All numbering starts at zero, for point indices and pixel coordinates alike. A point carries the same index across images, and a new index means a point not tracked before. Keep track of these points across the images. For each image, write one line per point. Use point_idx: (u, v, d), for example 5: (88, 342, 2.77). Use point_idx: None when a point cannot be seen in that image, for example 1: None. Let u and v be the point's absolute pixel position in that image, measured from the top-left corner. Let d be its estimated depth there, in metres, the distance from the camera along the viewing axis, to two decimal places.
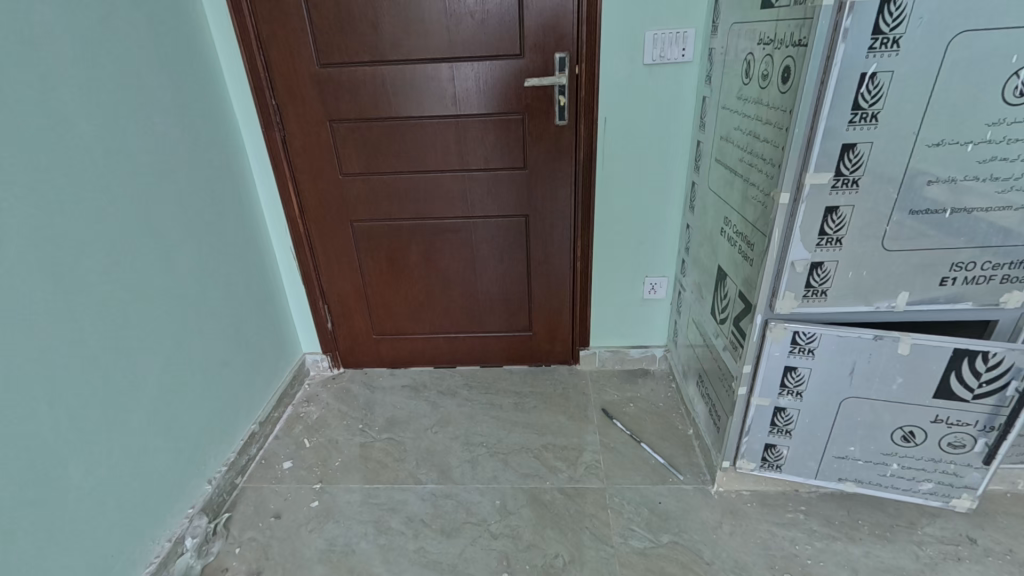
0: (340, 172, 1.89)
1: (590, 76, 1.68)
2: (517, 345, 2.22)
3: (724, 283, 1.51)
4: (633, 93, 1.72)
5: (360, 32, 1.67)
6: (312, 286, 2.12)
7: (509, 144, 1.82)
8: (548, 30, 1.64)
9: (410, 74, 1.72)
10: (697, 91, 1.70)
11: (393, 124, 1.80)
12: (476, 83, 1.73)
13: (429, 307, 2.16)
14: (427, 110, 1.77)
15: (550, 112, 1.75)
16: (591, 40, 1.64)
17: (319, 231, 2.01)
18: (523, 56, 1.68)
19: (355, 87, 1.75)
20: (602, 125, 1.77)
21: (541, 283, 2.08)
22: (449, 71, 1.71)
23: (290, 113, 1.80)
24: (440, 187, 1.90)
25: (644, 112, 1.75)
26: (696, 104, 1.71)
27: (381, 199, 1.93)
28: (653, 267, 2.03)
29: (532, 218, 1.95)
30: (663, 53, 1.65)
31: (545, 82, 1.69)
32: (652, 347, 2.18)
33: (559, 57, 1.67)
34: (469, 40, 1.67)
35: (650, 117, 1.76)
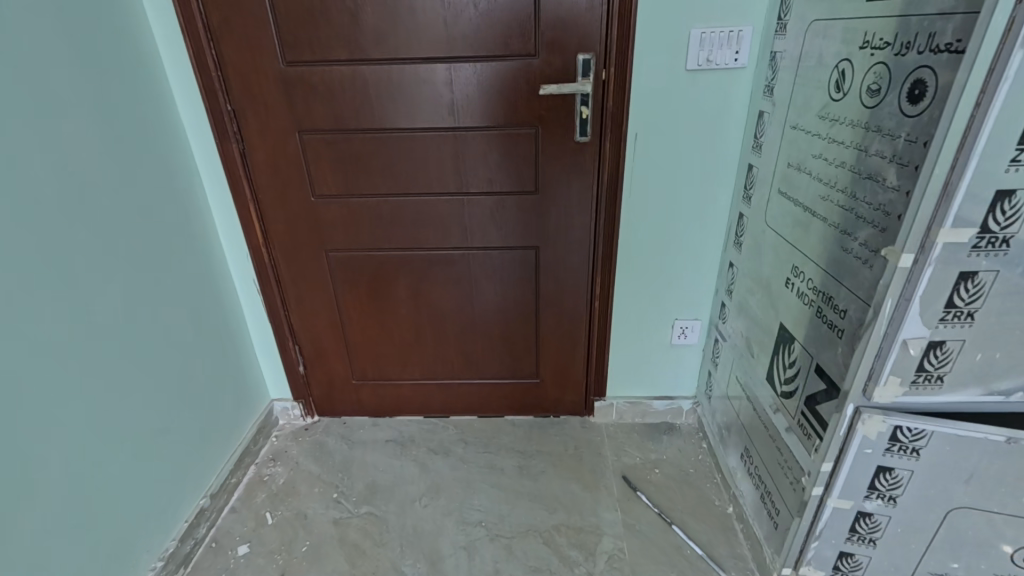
0: (312, 192, 1.56)
1: (620, 82, 1.37)
2: (521, 394, 1.91)
3: (790, 347, 1.20)
4: (671, 105, 1.41)
5: (335, 23, 1.34)
6: (280, 324, 1.79)
7: (517, 163, 1.49)
8: (570, 25, 1.32)
9: (397, 76, 1.40)
10: (751, 103, 1.38)
11: (376, 137, 1.47)
12: (478, 88, 1.40)
13: (419, 350, 1.84)
14: (418, 120, 1.45)
15: (568, 126, 1.44)
16: (622, 39, 1.32)
17: (287, 261, 1.68)
18: (537, 57, 1.36)
19: (330, 91, 1.42)
20: (632, 142, 1.46)
21: (551, 324, 1.76)
22: (445, 73, 1.39)
23: (249, 121, 1.46)
24: (433, 213, 1.58)
25: (684, 127, 1.44)
26: (749, 120, 1.40)
27: (361, 225, 1.60)
28: (683, 309, 1.73)
29: (543, 252, 1.63)
30: (711, 56, 1.34)
31: (564, 90, 1.38)
32: (677, 399, 1.88)
33: (582, 60, 1.35)
34: (470, 35, 1.34)
35: (690, 133, 1.45)
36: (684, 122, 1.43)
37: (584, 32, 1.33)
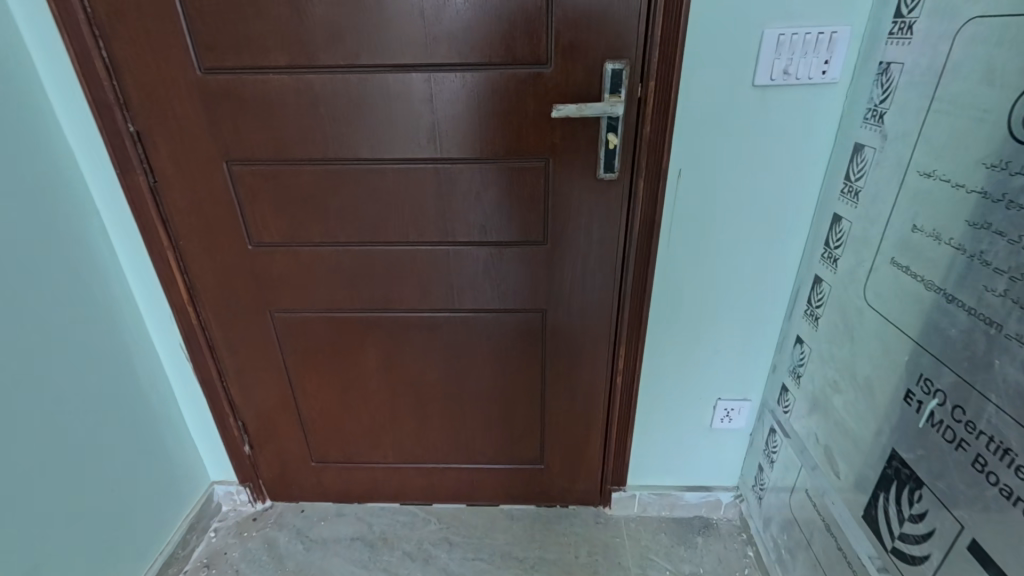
0: (249, 239, 1.18)
1: (661, 102, 1.00)
2: (521, 481, 1.54)
3: (913, 491, 0.83)
4: (730, 132, 1.04)
5: (269, 15, 0.96)
6: (216, 398, 1.41)
7: (520, 206, 1.12)
8: (596, 23, 0.95)
9: (357, 89, 1.02)
10: (841, 133, 1.01)
11: (330, 169, 1.10)
12: (467, 108, 1.03)
13: (393, 429, 1.46)
14: (386, 149, 1.07)
15: (589, 159, 1.07)
16: (668, 43, 0.95)
17: (222, 323, 1.30)
18: (549, 66, 0.99)
19: (266, 108, 1.04)
20: (674, 180, 1.09)
21: (561, 401, 1.39)
22: (423, 88, 1.02)
23: (159, 146, 1.08)
24: (409, 267, 1.21)
25: (745, 161, 1.07)
26: (836, 155, 1.03)
27: (316, 280, 1.23)
28: (729, 387, 1.36)
29: (553, 316, 1.26)
30: (791, 67, 0.96)
31: (585, 111, 1.00)
32: (715, 489, 1.52)
33: (610, 70, 0.98)
34: (455, 34, 0.97)
35: (753, 170, 1.08)
36: (745, 156, 1.07)
37: (614, 34, 0.96)
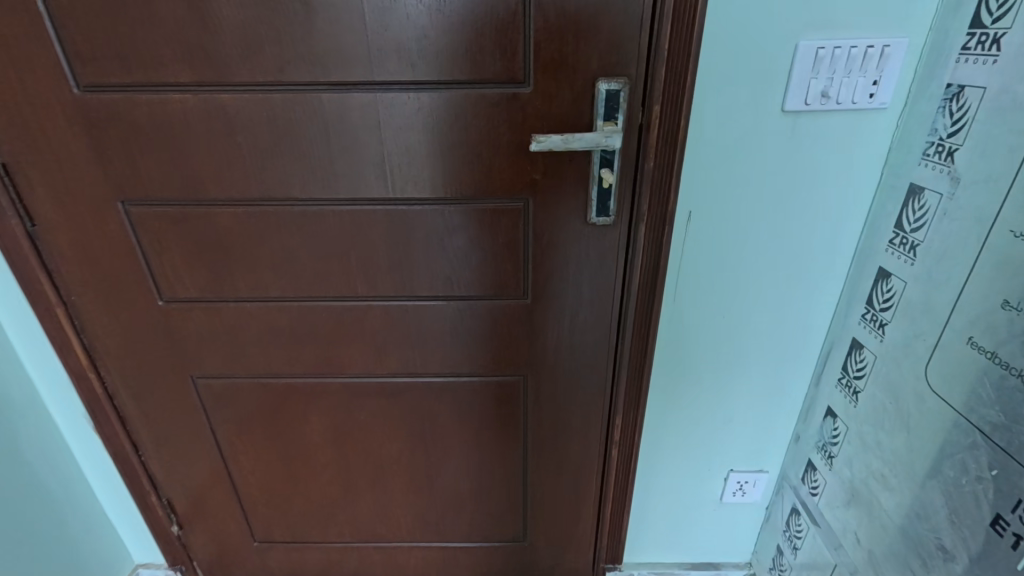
0: (159, 294, 0.96)
1: (668, 132, 0.80)
2: (501, 560, 1.32)
3: None
4: (752, 168, 0.84)
5: (163, 18, 0.74)
6: (133, 475, 1.17)
7: (494, 255, 0.91)
8: (587, 32, 0.74)
9: (283, 113, 0.80)
10: (889, 171, 0.82)
11: (253, 212, 0.87)
12: (424, 137, 0.82)
13: (349, 506, 1.24)
14: (323, 187, 0.85)
15: (578, 200, 0.86)
16: (677, 58, 0.75)
17: (133, 390, 1.07)
18: (527, 85, 0.78)
19: (166, 135, 0.81)
20: (682, 224, 0.90)
21: (546, 475, 1.18)
22: (368, 114, 0.80)
23: (33, 181, 0.85)
24: (359, 326, 0.99)
25: (769, 203, 0.88)
26: (881, 198, 0.84)
27: (245, 342, 1.01)
28: (743, 457, 1.16)
29: (536, 381, 1.05)
30: (832, 89, 0.77)
31: (572, 143, 0.79)
32: (724, 567, 1.31)
33: (604, 91, 0.77)
34: (405, 44, 0.75)
35: (778, 213, 0.88)
36: (769, 196, 0.87)
37: (609, 47, 0.75)
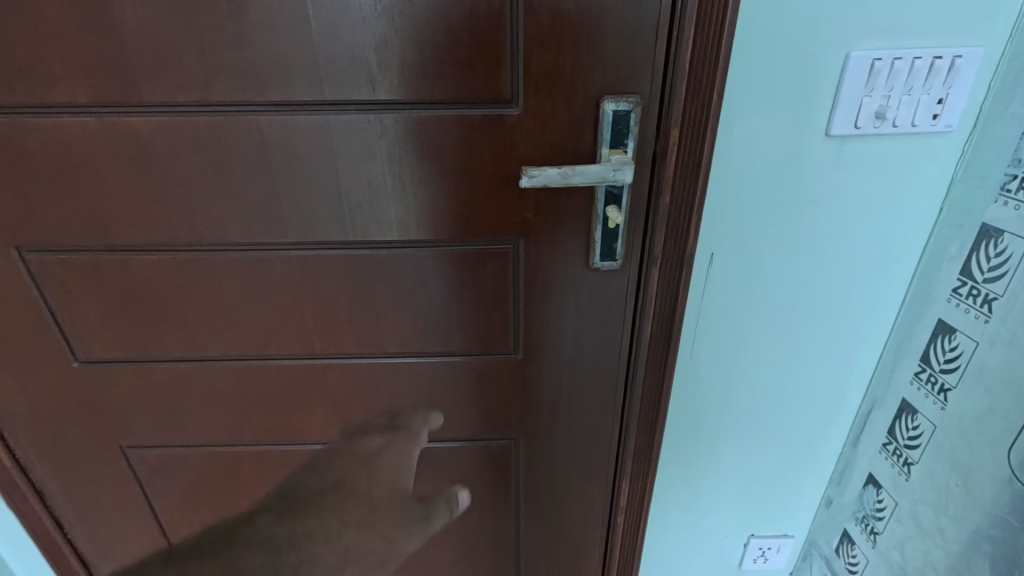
0: (74, 355, 0.79)
1: (688, 163, 0.65)
2: None
3: None
4: (789, 204, 0.70)
5: (51, 24, 0.58)
6: (57, 559, 0.99)
7: (478, 306, 0.76)
8: (589, 41, 0.60)
9: (210, 142, 0.64)
10: (951, 208, 0.69)
11: (182, 259, 0.71)
12: (389, 170, 0.66)
13: None
14: (266, 229, 0.70)
15: (578, 242, 0.71)
16: (703, 73, 0.60)
17: (51, 463, 0.90)
18: (515, 106, 0.63)
19: (66, 168, 0.65)
20: (702, 267, 0.75)
21: (543, 550, 1.01)
22: (318, 142, 0.64)
23: None
24: (320, 388, 0.83)
25: (806, 244, 0.73)
26: (940, 239, 0.70)
27: (183, 408, 0.84)
28: (767, 522, 1.01)
29: (530, 446, 0.90)
30: (890, 110, 0.63)
31: (572, 177, 0.64)
32: None
33: (610, 113, 0.62)
34: (361, 56, 0.60)
35: (817, 255, 0.74)
36: (808, 236, 0.73)
37: (616, 59, 0.60)
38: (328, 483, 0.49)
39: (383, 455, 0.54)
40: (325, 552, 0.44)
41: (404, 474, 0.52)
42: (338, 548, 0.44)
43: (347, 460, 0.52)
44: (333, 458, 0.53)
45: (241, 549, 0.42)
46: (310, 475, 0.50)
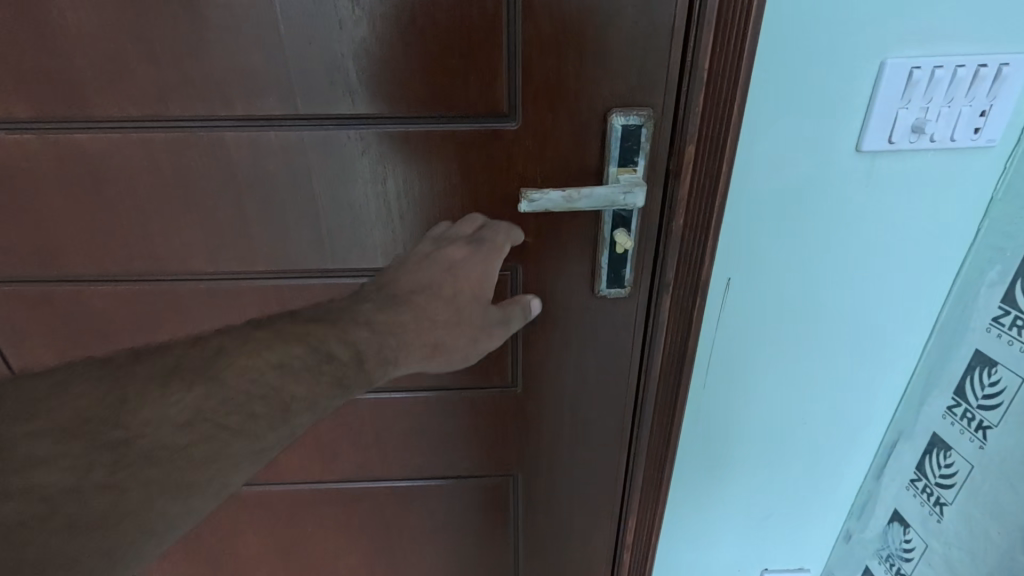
0: None
1: (705, 183, 0.58)
2: None
3: None
4: (815, 228, 0.64)
5: None
6: None
7: None
8: (595, 47, 0.53)
9: (169, 162, 0.57)
10: (989, 228, 0.64)
11: (142, 290, 0.64)
12: (372, 191, 0.59)
13: None
14: (235, 258, 0.62)
15: (583, 267, 0.64)
16: (723, 84, 0.54)
17: None
18: (513, 121, 0.56)
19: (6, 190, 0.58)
20: (718, 294, 0.69)
21: None
22: (291, 161, 0.57)
23: None
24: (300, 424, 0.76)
25: (833, 270, 0.68)
26: (976, 263, 0.65)
27: None
28: (781, 555, 0.95)
29: (530, 483, 0.83)
30: (927, 122, 0.57)
31: (577, 200, 0.57)
32: None
33: (619, 127, 0.56)
34: (339, 66, 0.53)
35: (843, 281, 0.69)
36: (833, 261, 0.67)
37: (625, 68, 0.54)
38: (416, 287, 0.54)
39: (468, 261, 0.55)
40: (414, 339, 0.52)
41: (488, 285, 0.55)
42: (429, 339, 0.53)
43: (432, 262, 0.55)
44: (421, 257, 0.56)
45: (351, 326, 0.49)
46: (399, 271, 0.56)
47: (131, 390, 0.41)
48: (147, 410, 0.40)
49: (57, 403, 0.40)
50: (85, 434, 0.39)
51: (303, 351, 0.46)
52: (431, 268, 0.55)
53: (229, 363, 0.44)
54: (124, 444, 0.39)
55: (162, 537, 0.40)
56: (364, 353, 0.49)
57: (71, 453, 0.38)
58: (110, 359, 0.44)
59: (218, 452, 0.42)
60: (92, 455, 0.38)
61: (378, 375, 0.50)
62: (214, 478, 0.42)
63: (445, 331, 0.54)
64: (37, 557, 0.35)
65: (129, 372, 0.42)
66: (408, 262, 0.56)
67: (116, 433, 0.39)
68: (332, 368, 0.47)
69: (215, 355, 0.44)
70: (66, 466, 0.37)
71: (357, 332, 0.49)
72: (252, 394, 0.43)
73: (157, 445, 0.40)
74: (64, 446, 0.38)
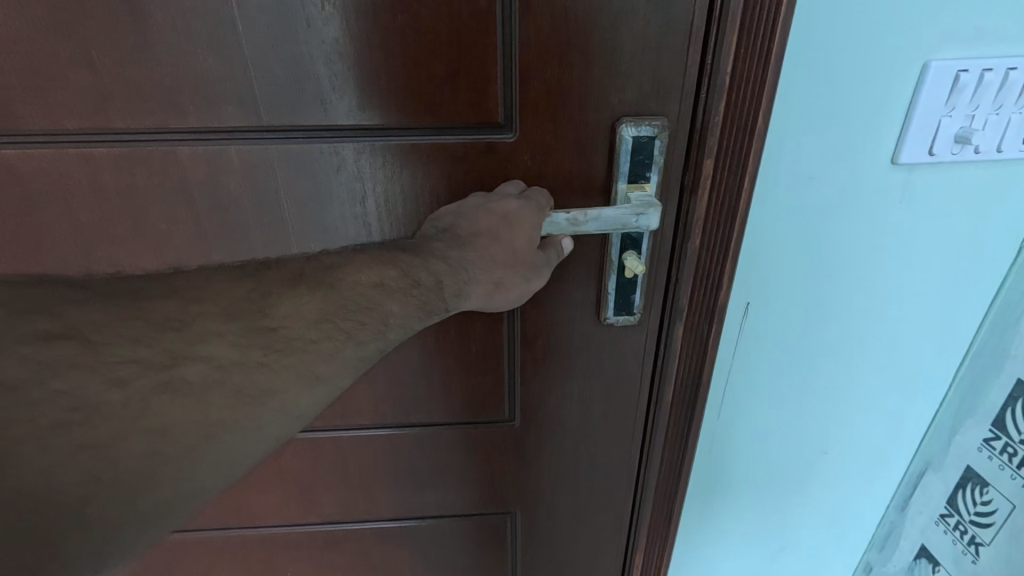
0: None
1: (725, 201, 0.51)
2: None
3: None
4: (845, 250, 0.58)
5: None
6: None
7: (466, 368, 0.63)
8: (602, 47, 0.46)
9: (116, 182, 0.49)
10: None
11: None
12: (350, 212, 0.52)
13: None
14: None
15: (587, 292, 0.58)
16: (746, 93, 0.47)
17: None
18: (509, 131, 0.50)
19: None
20: (736, 320, 0.63)
21: None
22: (256, 179, 0.50)
23: None
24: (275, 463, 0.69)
25: (863, 294, 0.62)
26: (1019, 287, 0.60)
27: None
28: None
29: (530, 520, 0.76)
30: (972, 130, 0.51)
31: (582, 224, 0.50)
32: None
33: (630, 139, 0.49)
34: (308, 70, 0.46)
35: (873, 306, 0.63)
36: (864, 285, 0.61)
37: (638, 72, 0.47)
38: (475, 230, 0.49)
39: (523, 210, 0.48)
40: (477, 272, 0.48)
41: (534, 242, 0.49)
42: (492, 276, 0.48)
43: (490, 207, 0.49)
44: (477, 203, 0.50)
45: (428, 257, 0.47)
46: (455, 215, 0.50)
47: (270, 288, 0.42)
48: (286, 306, 0.42)
49: (224, 288, 0.41)
50: (244, 317, 0.41)
51: (398, 275, 0.45)
52: (488, 213, 0.49)
53: (343, 277, 0.44)
54: (274, 330, 0.41)
55: (302, 414, 0.43)
56: (442, 280, 0.46)
57: (236, 333, 0.40)
58: (247, 264, 0.45)
59: (334, 352, 0.43)
60: (250, 338, 0.40)
61: (454, 304, 0.47)
62: (335, 372, 0.43)
63: (511, 271, 0.48)
64: (216, 416, 0.39)
65: (269, 272, 0.44)
66: (462, 209, 0.50)
67: (265, 321, 0.41)
68: (419, 295, 0.45)
69: (328, 268, 0.45)
70: (233, 342, 0.40)
71: (433, 265, 0.47)
72: (361, 306, 0.44)
73: (296, 336, 0.42)
74: (231, 325, 0.40)
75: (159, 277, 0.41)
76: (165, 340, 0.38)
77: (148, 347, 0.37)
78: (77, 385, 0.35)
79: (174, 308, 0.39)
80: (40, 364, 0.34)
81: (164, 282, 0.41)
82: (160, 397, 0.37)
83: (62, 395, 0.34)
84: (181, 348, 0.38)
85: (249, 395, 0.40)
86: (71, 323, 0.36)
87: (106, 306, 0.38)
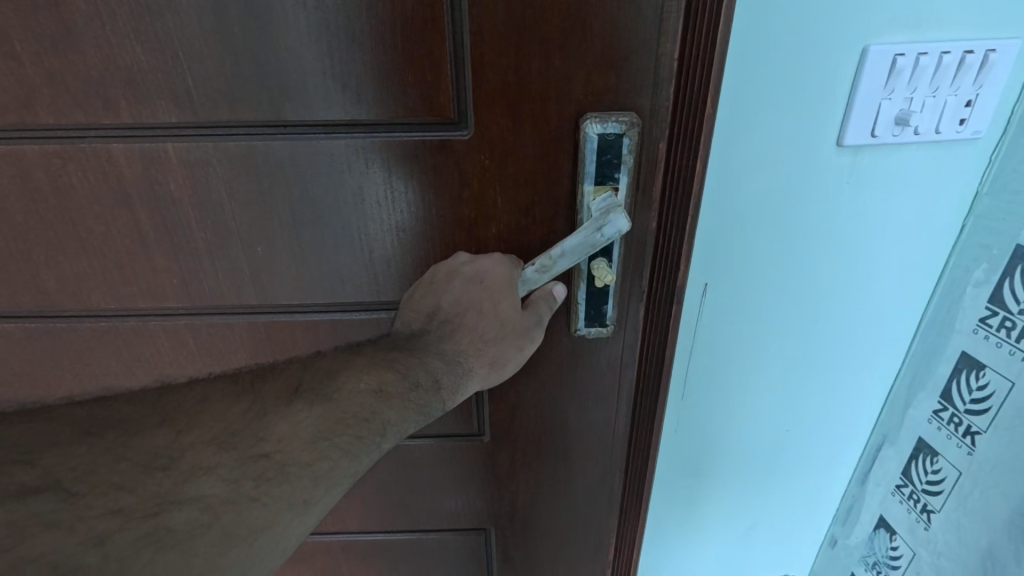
0: None
1: (669, 194, 0.47)
2: None
3: None
4: (792, 218, 0.54)
5: None
6: None
7: None
8: (560, 35, 0.42)
9: (49, 181, 0.47)
10: (976, 220, 0.55)
11: (29, 329, 0.53)
12: (299, 216, 0.49)
13: None
14: (138, 293, 0.52)
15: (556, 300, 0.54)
16: (702, 80, 0.43)
17: None
18: (463, 129, 0.46)
19: None
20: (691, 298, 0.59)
21: None
22: (195, 178, 0.47)
23: None
24: None
25: (817, 268, 0.58)
26: (962, 261, 0.57)
27: None
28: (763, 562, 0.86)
29: (505, 536, 0.72)
30: (911, 115, 0.48)
31: (552, 271, 0.49)
32: None
33: (596, 137, 0.45)
34: (245, 64, 0.43)
35: (827, 281, 0.59)
36: (814, 257, 0.57)
37: (601, 62, 0.43)
38: (459, 306, 0.49)
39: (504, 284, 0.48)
40: (472, 355, 0.49)
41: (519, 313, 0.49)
42: (486, 355, 0.49)
43: (465, 275, 0.49)
44: (450, 269, 0.50)
45: (420, 354, 0.47)
46: (430, 292, 0.51)
47: (267, 405, 0.41)
48: (280, 425, 0.40)
49: (218, 412, 0.40)
50: (237, 445, 0.38)
51: (396, 379, 0.45)
52: (465, 284, 0.49)
53: (339, 388, 0.44)
54: (266, 457, 0.38)
55: (287, 547, 0.37)
56: (440, 378, 0.47)
57: (227, 462, 0.37)
58: (240, 378, 0.45)
59: (329, 474, 0.40)
60: (242, 468, 0.37)
61: (452, 401, 0.48)
62: (324, 495, 0.40)
63: (503, 345, 0.49)
64: (202, 565, 0.33)
65: (261, 389, 0.43)
66: (436, 281, 0.50)
67: (258, 446, 0.39)
68: (417, 398, 0.45)
69: (328, 376, 0.45)
70: (224, 476, 0.36)
71: (429, 363, 0.47)
72: (359, 419, 0.43)
73: (290, 461, 0.39)
74: (221, 455, 0.37)
75: (150, 404, 0.40)
76: (152, 485, 0.34)
77: (132, 495, 0.34)
78: (46, 548, 0.29)
79: (163, 443, 0.37)
80: (10, 530, 0.29)
81: (158, 414, 0.39)
82: (140, 553, 0.31)
83: (31, 563, 0.29)
84: (169, 491, 0.34)
85: (239, 536, 0.35)
86: (53, 474, 0.33)
87: (71, 432, 0.36)
